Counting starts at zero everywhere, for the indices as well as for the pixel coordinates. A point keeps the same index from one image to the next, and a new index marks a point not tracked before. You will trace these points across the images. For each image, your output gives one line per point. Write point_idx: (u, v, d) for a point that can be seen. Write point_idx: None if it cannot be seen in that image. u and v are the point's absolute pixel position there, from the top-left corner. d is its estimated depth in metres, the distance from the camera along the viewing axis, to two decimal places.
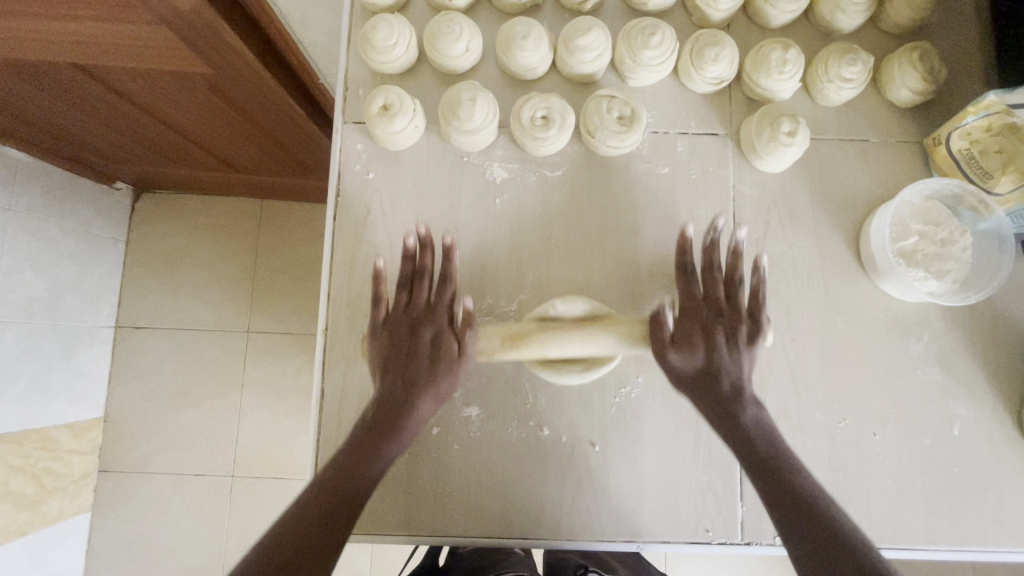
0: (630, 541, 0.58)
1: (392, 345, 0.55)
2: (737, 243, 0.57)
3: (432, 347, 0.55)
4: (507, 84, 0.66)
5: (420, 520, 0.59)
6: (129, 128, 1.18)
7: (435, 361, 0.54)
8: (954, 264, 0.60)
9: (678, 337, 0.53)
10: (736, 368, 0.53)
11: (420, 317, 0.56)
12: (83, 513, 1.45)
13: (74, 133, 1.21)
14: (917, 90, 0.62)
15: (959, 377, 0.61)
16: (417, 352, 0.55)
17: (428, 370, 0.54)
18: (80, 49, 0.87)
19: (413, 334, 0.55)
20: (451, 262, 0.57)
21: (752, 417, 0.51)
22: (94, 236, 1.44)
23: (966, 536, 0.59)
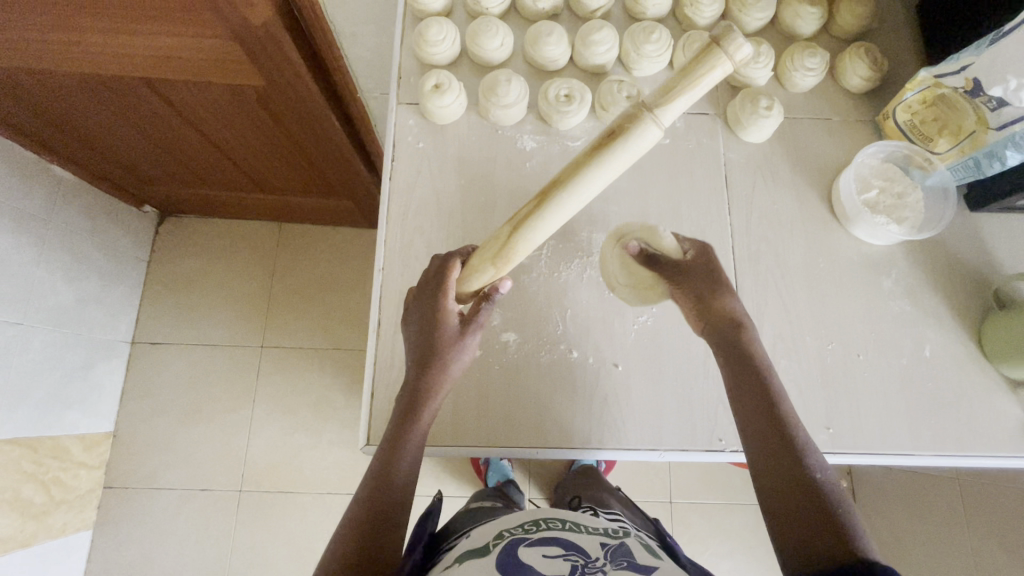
0: (652, 450, 0.66)
1: (411, 340, 0.65)
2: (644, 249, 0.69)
3: (445, 332, 0.64)
4: (533, 75, 0.80)
5: (466, 431, 0.66)
6: (171, 145, 1.25)
7: (445, 342, 0.63)
8: (909, 213, 0.72)
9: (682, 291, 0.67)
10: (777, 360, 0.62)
11: (425, 307, 0.64)
12: (85, 530, 1.42)
13: (116, 149, 1.27)
14: (867, 77, 0.76)
15: (926, 308, 0.72)
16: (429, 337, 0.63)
17: (439, 354, 0.63)
18: (146, 63, 0.93)
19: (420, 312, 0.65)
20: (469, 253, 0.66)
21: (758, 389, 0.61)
22: (121, 253, 1.51)
23: (944, 444, 0.67)
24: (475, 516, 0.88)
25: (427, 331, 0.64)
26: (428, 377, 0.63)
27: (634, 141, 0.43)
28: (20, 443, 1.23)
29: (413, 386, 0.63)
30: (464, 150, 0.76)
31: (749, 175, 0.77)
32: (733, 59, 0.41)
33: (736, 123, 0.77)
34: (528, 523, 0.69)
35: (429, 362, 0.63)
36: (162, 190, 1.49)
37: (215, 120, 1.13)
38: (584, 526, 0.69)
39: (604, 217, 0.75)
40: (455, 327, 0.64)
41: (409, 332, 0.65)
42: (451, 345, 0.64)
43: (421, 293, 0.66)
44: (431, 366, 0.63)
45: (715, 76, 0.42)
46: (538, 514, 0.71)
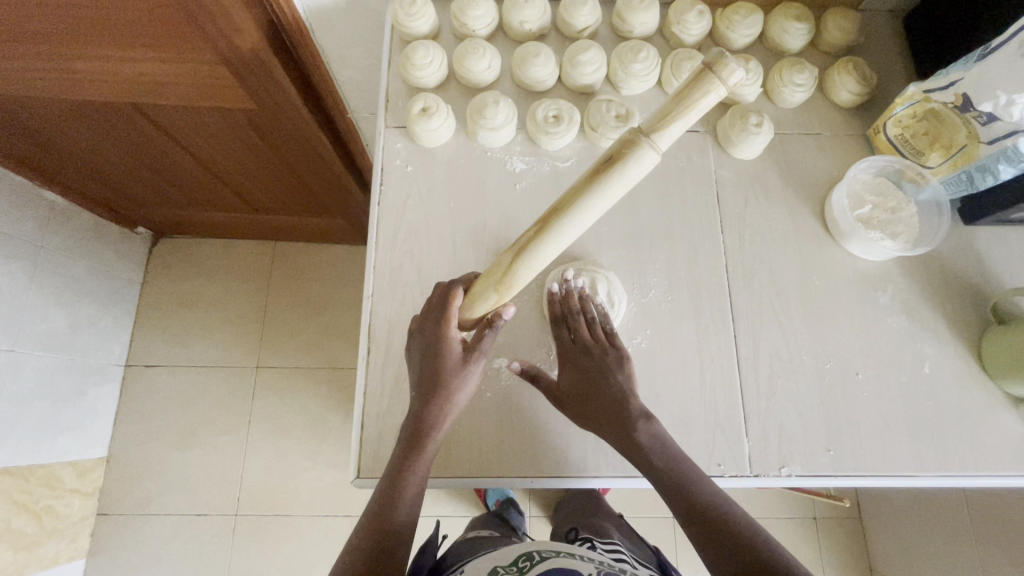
0: (650, 477, 0.65)
1: (415, 368, 0.63)
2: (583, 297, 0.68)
3: (450, 361, 0.61)
4: (521, 96, 0.79)
5: (459, 461, 0.65)
6: (164, 168, 1.24)
7: (448, 371, 0.61)
8: (904, 227, 0.72)
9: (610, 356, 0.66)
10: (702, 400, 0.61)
11: (429, 334, 0.62)
12: (78, 560, 1.39)
13: (108, 173, 1.27)
14: (856, 92, 0.76)
15: (924, 323, 0.71)
16: (430, 366, 0.61)
17: (443, 384, 0.61)
18: (137, 90, 0.93)
19: (423, 340, 0.63)
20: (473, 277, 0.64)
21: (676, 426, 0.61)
22: (113, 276, 1.49)
23: (948, 463, 0.66)
24: (470, 547, 0.86)
25: (429, 360, 0.62)
26: (432, 408, 0.61)
27: (635, 166, 0.42)
28: (11, 473, 1.20)
29: (418, 417, 0.61)
30: (453, 172, 0.76)
31: (741, 192, 0.76)
32: (726, 84, 0.41)
33: (727, 141, 0.76)
34: (522, 559, 0.67)
35: (431, 392, 0.61)
36: (154, 212, 1.48)
37: (207, 144, 1.12)
38: (579, 557, 0.67)
39: (596, 237, 0.74)
40: (458, 355, 0.62)
41: (414, 360, 0.64)
42: (456, 373, 0.61)
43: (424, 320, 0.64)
44: (433, 396, 0.61)
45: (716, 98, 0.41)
46: (531, 548, 0.69)
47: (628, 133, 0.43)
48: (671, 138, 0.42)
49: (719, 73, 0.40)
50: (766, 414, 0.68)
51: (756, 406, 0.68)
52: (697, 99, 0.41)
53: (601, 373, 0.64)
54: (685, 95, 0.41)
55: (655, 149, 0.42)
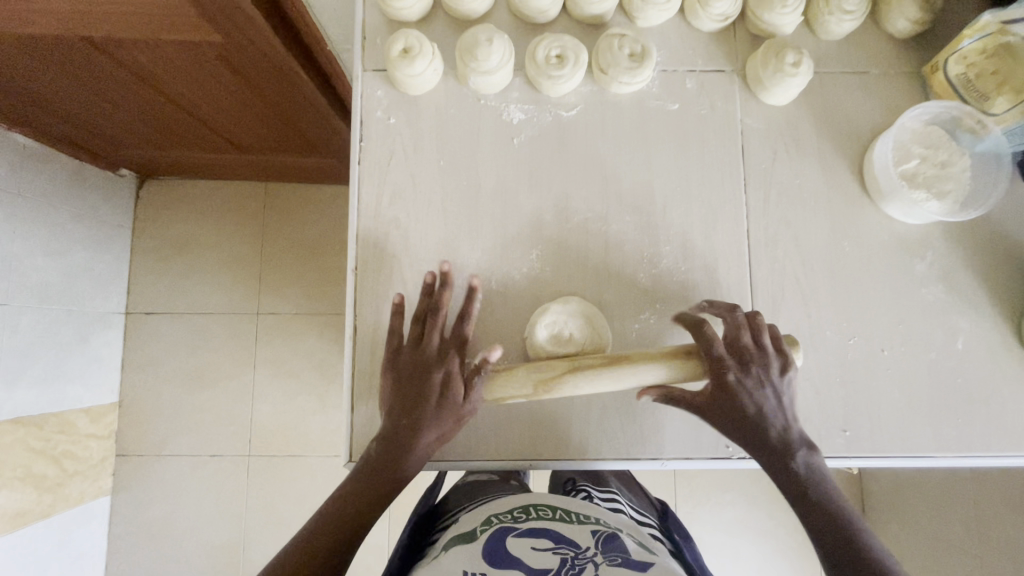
0: (653, 459, 0.62)
1: (403, 386, 0.58)
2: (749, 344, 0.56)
3: (442, 387, 0.58)
4: (519, 30, 0.68)
5: (454, 446, 0.62)
6: (139, 109, 1.14)
7: (441, 403, 0.57)
8: (954, 184, 0.63)
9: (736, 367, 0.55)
10: (780, 417, 0.56)
11: (423, 359, 0.59)
12: (103, 496, 1.45)
13: (81, 116, 1.17)
14: (915, 20, 0.64)
15: (962, 294, 0.64)
16: (422, 394, 0.57)
17: (429, 407, 0.57)
18: (89, 21, 0.82)
19: (419, 361, 0.59)
20: (472, 303, 0.61)
21: (803, 463, 0.55)
22: (101, 223, 1.43)
23: (970, 442, 0.62)
24: (471, 489, 0.82)
25: (422, 385, 0.58)
26: (415, 430, 0.57)
27: (682, 397, 0.56)
28: (23, 423, 1.23)
29: (397, 435, 0.57)
30: (442, 123, 0.67)
31: (769, 143, 0.67)
32: (785, 378, 0.56)
33: (758, 83, 0.66)
34: (518, 510, 0.67)
35: (417, 413, 0.57)
36: (131, 152, 1.37)
37: (181, 82, 1.02)
38: (576, 517, 0.64)
39: (603, 198, 0.66)
40: (455, 391, 0.57)
41: (400, 377, 0.59)
42: (443, 403, 0.57)
43: (423, 348, 0.59)
44: (422, 420, 0.57)
45: (763, 323, 0.57)
46: (529, 502, 0.68)
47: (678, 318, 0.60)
48: (734, 382, 0.55)
49: (781, 336, 0.58)
50: None
51: None
52: (740, 327, 0.57)
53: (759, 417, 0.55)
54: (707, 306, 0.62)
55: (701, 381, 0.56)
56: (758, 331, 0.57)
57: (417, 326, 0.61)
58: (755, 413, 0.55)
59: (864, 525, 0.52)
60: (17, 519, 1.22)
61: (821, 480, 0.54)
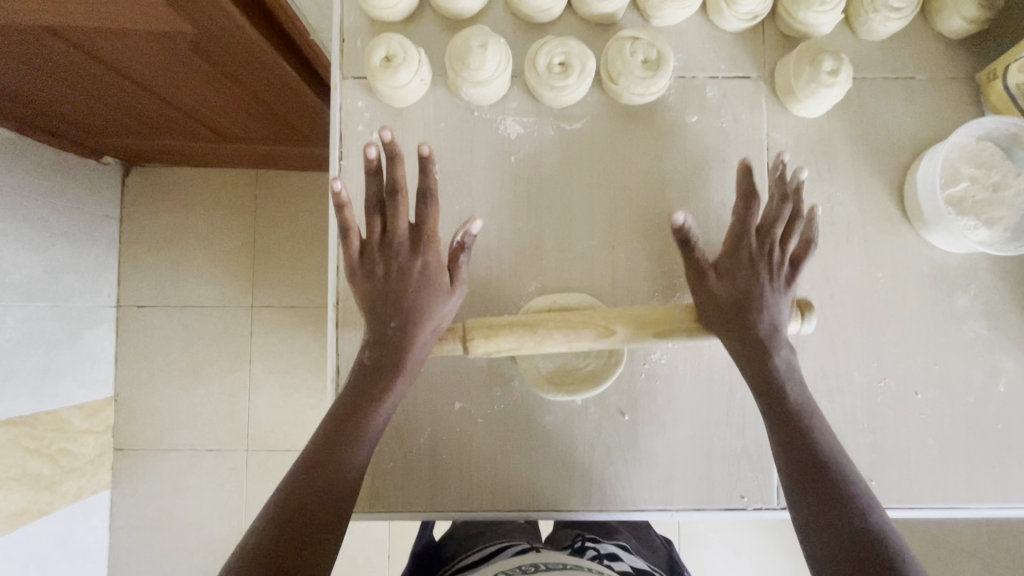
0: (662, 510, 0.58)
1: (377, 287, 0.50)
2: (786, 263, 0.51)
3: (421, 278, 0.50)
4: (518, 30, 0.60)
5: (446, 496, 0.58)
6: (119, 111, 0.98)
7: (423, 296, 0.50)
8: (1007, 211, 0.55)
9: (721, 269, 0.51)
10: (775, 310, 0.50)
11: (395, 256, 0.50)
12: (103, 491, 1.23)
13: (52, 121, 1.01)
14: (972, 19, 0.56)
15: (1006, 331, 0.58)
16: (398, 289, 0.50)
17: (411, 301, 0.50)
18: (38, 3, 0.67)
19: (393, 261, 0.50)
20: (429, 174, 0.51)
21: (784, 360, 0.49)
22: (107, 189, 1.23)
23: (1008, 494, 0.57)
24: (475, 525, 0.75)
25: (398, 284, 0.50)
26: (398, 331, 0.49)
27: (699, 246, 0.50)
28: (15, 424, 1.04)
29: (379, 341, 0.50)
30: (431, 139, 0.60)
31: (799, 161, 0.59)
32: (790, 293, 0.51)
33: (787, 93, 0.58)
34: (527, 565, 0.59)
35: (398, 312, 0.49)
36: (111, 145, 1.14)
37: (164, 80, 0.86)
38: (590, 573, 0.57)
39: (611, 223, 0.60)
40: (437, 278, 0.51)
41: (375, 278, 0.50)
42: (423, 294, 0.50)
43: (392, 239, 0.51)
44: (404, 322, 0.49)
45: (802, 216, 0.51)
46: (539, 559, 0.61)
47: (743, 165, 0.53)
48: (750, 263, 0.50)
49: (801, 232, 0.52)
50: None
51: None
52: (781, 209, 0.51)
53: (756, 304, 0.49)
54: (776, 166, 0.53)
55: (726, 248, 0.51)
56: (793, 215, 0.51)
57: (376, 216, 0.51)
58: (750, 301, 0.49)
59: (831, 437, 0.48)
60: (13, 520, 1.04)
61: (796, 381, 0.49)
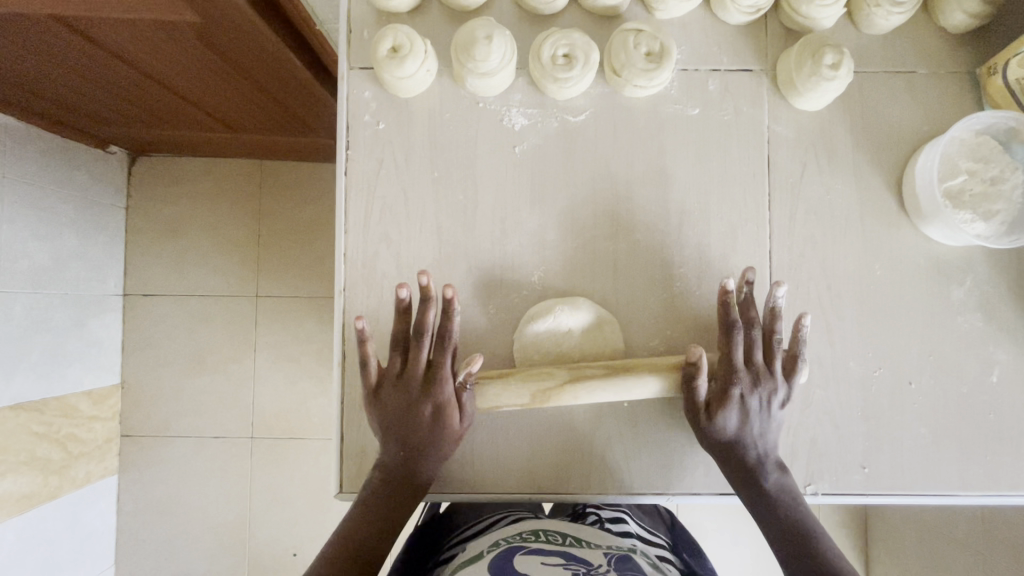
0: (659, 494, 0.59)
1: (393, 419, 0.55)
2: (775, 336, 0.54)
3: (433, 419, 0.55)
4: (523, 22, 0.61)
5: (449, 479, 0.59)
6: (125, 100, 0.99)
7: (437, 431, 0.55)
8: (1004, 205, 0.55)
9: (712, 398, 0.53)
10: (762, 443, 0.54)
11: (412, 394, 0.54)
12: (110, 476, 1.25)
13: (59, 109, 1.02)
14: (974, 14, 0.57)
15: (1000, 323, 0.59)
16: (414, 422, 0.54)
17: (425, 437, 0.55)
18: None
19: (410, 399, 0.54)
20: (451, 320, 0.54)
21: (775, 484, 0.53)
22: (111, 178, 1.23)
23: (999, 481, 0.59)
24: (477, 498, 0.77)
25: (413, 417, 0.54)
26: (413, 459, 0.55)
27: (702, 387, 0.52)
28: (24, 409, 1.07)
29: (397, 464, 0.55)
30: (437, 130, 0.61)
31: (799, 154, 0.60)
32: (780, 417, 0.54)
33: (789, 86, 0.59)
34: (527, 532, 0.61)
35: (414, 443, 0.55)
36: (117, 134, 1.15)
37: (171, 71, 0.87)
38: (589, 541, 0.60)
39: (613, 213, 0.60)
40: (449, 416, 0.54)
41: (391, 412, 0.55)
42: (436, 432, 0.55)
43: (406, 378, 0.55)
44: (421, 450, 0.55)
45: (778, 337, 0.54)
46: (538, 526, 0.63)
47: (723, 296, 0.53)
48: (740, 396, 0.52)
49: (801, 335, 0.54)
50: (797, 429, 0.59)
51: (784, 419, 0.59)
52: (753, 335, 0.54)
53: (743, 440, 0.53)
54: (741, 285, 0.56)
55: (720, 366, 0.53)
56: (768, 335, 0.54)
57: (397, 355, 0.55)
58: (737, 435, 0.53)
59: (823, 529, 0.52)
60: (24, 503, 1.07)
61: (789, 503, 0.53)
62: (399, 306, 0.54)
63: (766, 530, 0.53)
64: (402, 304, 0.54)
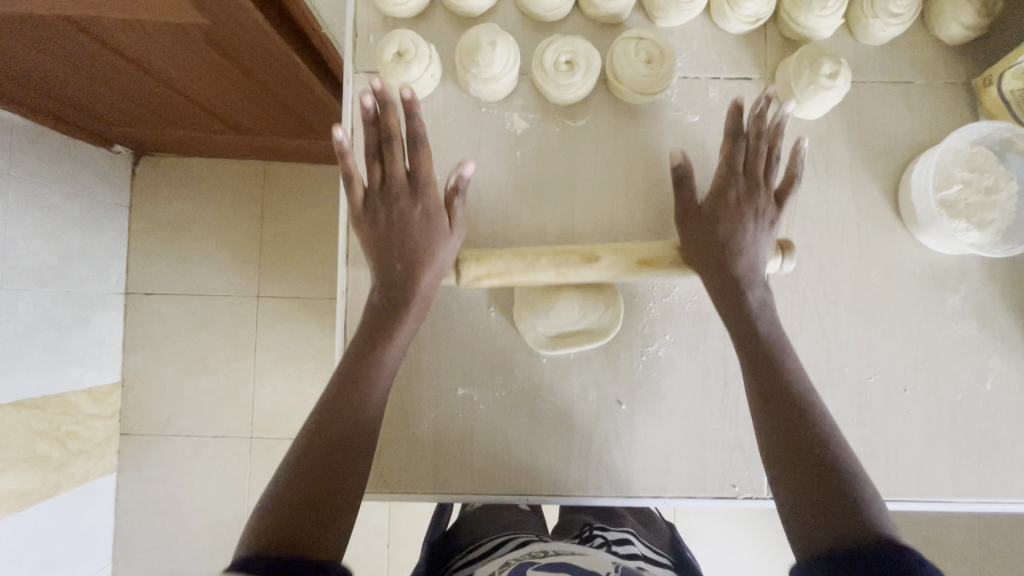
0: (656, 498, 0.59)
1: (380, 235, 0.53)
2: (797, 150, 0.53)
3: (422, 226, 0.53)
4: (527, 28, 0.62)
5: (447, 480, 0.60)
6: (130, 100, 1.00)
7: (425, 243, 0.53)
8: (998, 214, 0.56)
9: (706, 208, 0.54)
10: (752, 252, 0.53)
11: (395, 207, 0.53)
12: (109, 474, 1.26)
13: (65, 108, 1.03)
14: (969, 26, 0.58)
15: (994, 331, 0.60)
16: (403, 233, 0.53)
17: (413, 251, 0.53)
18: None
19: (398, 212, 0.53)
20: (418, 121, 0.51)
21: (760, 298, 0.52)
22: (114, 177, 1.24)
23: (992, 489, 0.59)
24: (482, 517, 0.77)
25: (400, 229, 0.53)
26: (401, 276, 0.53)
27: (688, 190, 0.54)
28: (23, 405, 1.07)
29: (386, 290, 0.53)
30: (440, 133, 0.61)
31: (797, 161, 0.61)
32: (773, 233, 0.54)
33: (787, 95, 0.60)
34: (536, 551, 0.61)
35: (401, 255, 0.53)
36: (122, 134, 1.16)
37: (178, 72, 0.88)
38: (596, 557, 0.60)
39: (613, 218, 0.61)
40: (435, 225, 0.53)
41: (377, 229, 0.53)
42: (424, 244, 0.53)
43: (391, 187, 0.53)
44: (409, 269, 0.53)
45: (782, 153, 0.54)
46: (546, 546, 0.63)
47: (737, 107, 0.53)
48: (734, 201, 0.53)
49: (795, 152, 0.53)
50: None
51: None
52: (760, 149, 0.54)
53: (735, 244, 0.52)
54: (758, 102, 0.54)
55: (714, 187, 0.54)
56: (770, 150, 0.54)
57: (377, 165, 0.53)
58: (732, 243, 0.52)
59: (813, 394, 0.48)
60: (21, 500, 1.07)
61: (772, 319, 0.52)
62: (366, 119, 0.52)
63: (755, 367, 0.49)
64: (370, 117, 0.51)
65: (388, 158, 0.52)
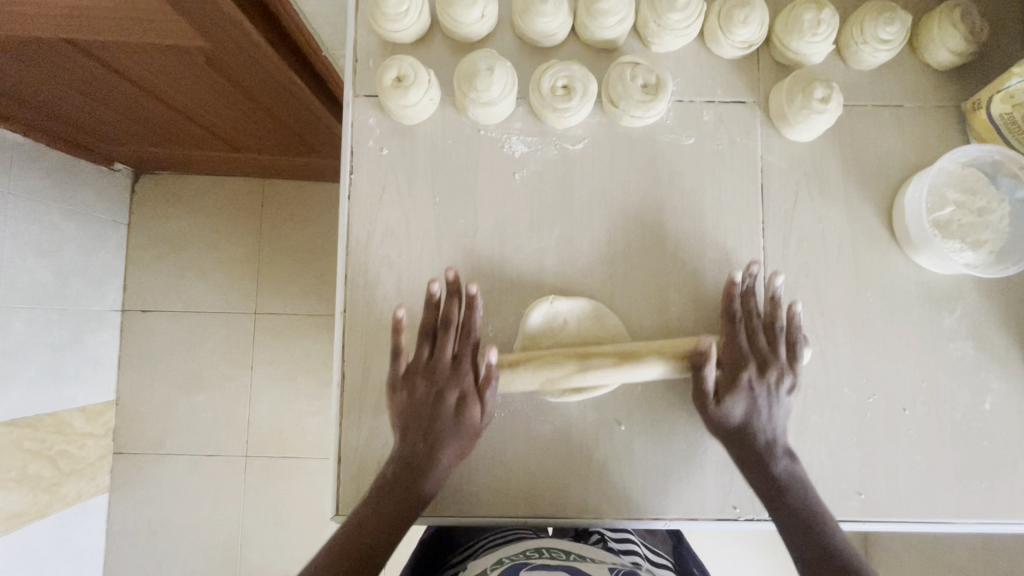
0: (657, 519, 0.59)
1: (413, 409, 0.56)
2: (775, 292, 0.58)
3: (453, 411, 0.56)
4: (524, 53, 0.63)
5: (447, 501, 0.59)
6: (134, 121, 1.01)
7: (453, 427, 0.56)
8: (991, 234, 0.57)
9: (720, 384, 0.56)
10: (769, 426, 0.56)
11: (434, 385, 0.56)
12: (101, 494, 1.24)
13: (69, 129, 1.04)
14: (957, 52, 0.59)
15: (991, 350, 0.60)
16: (435, 414, 0.56)
17: (440, 433, 0.56)
18: (69, 19, 0.71)
19: (435, 394, 0.56)
20: (475, 313, 0.57)
21: (785, 470, 0.55)
22: (113, 195, 1.24)
23: (994, 509, 0.59)
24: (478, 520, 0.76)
25: (432, 409, 0.56)
26: (427, 452, 0.55)
27: (708, 374, 0.55)
28: (17, 425, 1.06)
29: (413, 457, 0.55)
30: (439, 156, 0.62)
31: (792, 183, 0.62)
32: (785, 400, 0.56)
33: (781, 118, 0.61)
34: (530, 550, 0.61)
35: (429, 432, 0.56)
36: (124, 153, 1.17)
37: (183, 95, 0.90)
38: (592, 560, 0.59)
39: (610, 238, 0.62)
40: (465, 412, 0.56)
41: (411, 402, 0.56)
42: (450, 429, 0.56)
43: (434, 366, 0.57)
44: (436, 446, 0.55)
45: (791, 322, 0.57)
46: (542, 544, 0.63)
47: (730, 288, 0.58)
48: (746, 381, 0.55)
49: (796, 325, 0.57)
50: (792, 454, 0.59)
51: None
52: (763, 323, 0.57)
53: (752, 419, 0.55)
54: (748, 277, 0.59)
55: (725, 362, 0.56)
56: (769, 324, 0.58)
57: (425, 344, 0.57)
58: (748, 418, 0.55)
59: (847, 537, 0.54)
60: (11, 522, 1.04)
61: (799, 487, 0.55)
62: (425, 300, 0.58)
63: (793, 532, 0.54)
64: (431, 300, 0.57)
65: (438, 340, 0.57)
